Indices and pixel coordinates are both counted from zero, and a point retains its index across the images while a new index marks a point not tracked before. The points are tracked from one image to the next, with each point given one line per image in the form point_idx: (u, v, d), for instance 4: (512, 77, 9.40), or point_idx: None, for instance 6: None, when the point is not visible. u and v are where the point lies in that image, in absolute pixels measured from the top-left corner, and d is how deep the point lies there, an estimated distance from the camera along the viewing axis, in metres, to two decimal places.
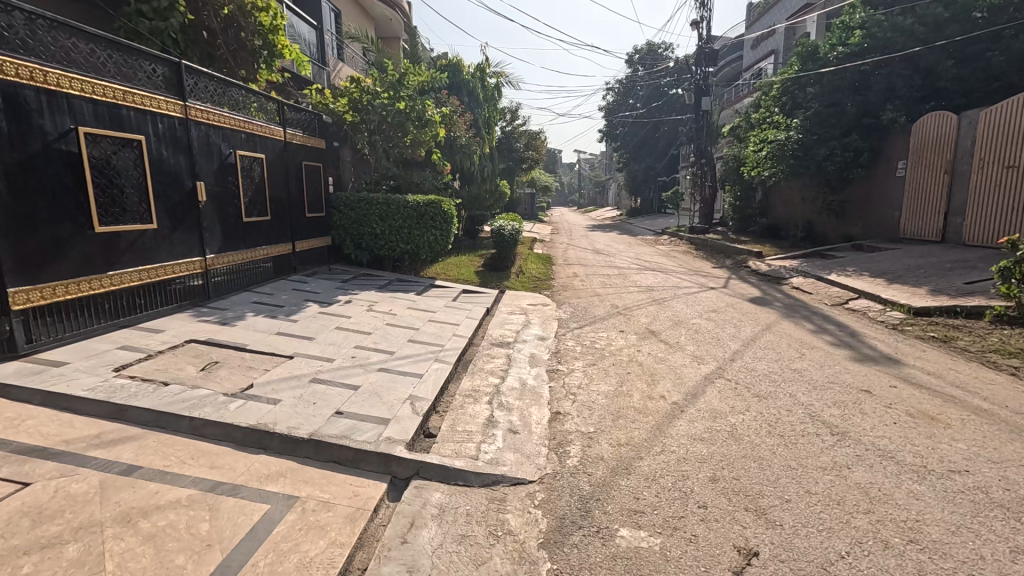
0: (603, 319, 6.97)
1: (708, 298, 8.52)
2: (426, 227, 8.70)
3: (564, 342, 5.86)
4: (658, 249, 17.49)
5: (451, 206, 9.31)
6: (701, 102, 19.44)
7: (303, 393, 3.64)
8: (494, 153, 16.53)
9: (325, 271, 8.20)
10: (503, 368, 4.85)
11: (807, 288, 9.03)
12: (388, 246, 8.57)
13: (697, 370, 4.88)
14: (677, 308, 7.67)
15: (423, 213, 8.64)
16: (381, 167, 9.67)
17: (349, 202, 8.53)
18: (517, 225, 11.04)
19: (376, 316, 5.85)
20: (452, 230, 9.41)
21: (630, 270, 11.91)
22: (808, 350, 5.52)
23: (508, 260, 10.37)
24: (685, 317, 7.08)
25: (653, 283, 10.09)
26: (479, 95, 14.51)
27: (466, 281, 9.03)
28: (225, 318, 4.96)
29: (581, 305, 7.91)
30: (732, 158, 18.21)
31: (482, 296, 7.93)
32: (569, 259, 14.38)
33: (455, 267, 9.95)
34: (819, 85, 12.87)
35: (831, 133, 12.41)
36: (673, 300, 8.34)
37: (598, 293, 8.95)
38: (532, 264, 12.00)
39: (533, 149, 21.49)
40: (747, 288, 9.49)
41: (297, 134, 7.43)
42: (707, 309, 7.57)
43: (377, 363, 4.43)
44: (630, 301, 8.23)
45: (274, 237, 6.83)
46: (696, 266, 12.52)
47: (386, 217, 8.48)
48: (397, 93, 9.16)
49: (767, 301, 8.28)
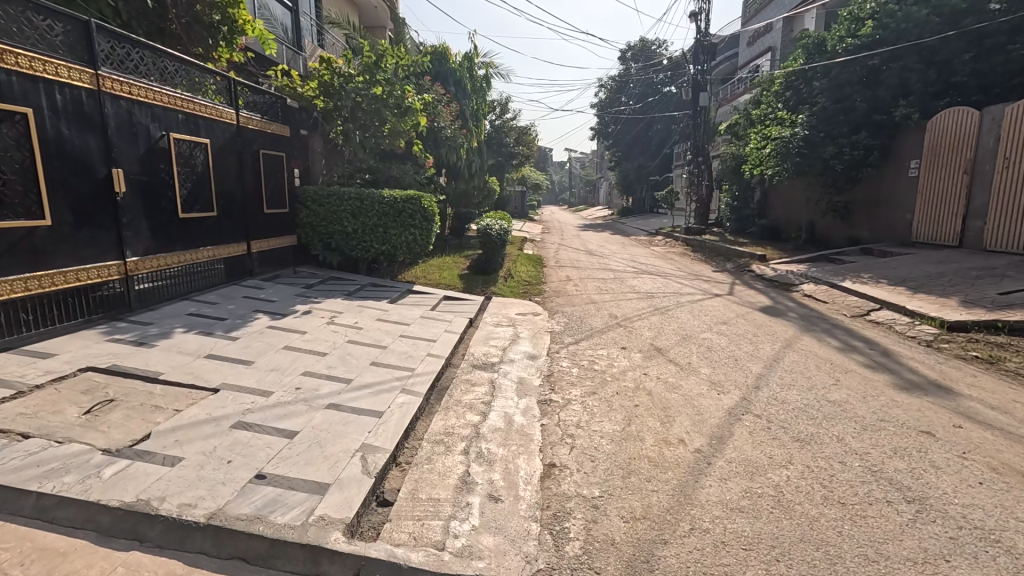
0: (601, 333, 6.16)
1: (715, 307, 7.74)
2: (404, 226, 7.86)
3: (558, 363, 5.03)
4: (653, 249, 16.74)
5: (433, 203, 8.47)
6: (698, 98, 18.69)
7: (216, 446, 2.74)
8: (483, 148, 15.67)
9: (289, 274, 7.27)
10: (485, 400, 4.00)
11: (820, 295, 8.30)
12: (360, 246, 7.68)
13: (717, 402, 4.08)
14: (682, 319, 6.87)
15: (400, 210, 7.80)
16: (357, 160, 8.75)
17: (316, 197, 7.59)
18: (505, 224, 10.19)
19: (337, 332, 4.95)
20: (434, 229, 8.52)
21: (626, 274, 11.12)
22: (841, 374, 4.75)
23: (495, 261, 9.51)
24: (693, 330, 6.28)
25: (652, 289, 9.30)
26: (467, 86, 13.60)
27: (449, 286, 8.16)
28: (144, 337, 4.04)
29: (575, 315, 7.09)
30: (730, 156, 17.51)
31: (466, 305, 7.08)
32: (561, 261, 13.56)
33: (438, 270, 9.07)
34: (826, 80, 12.16)
35: (839, 130, 11.71)
36: (676, 309, 7.55)
37: (594, 300, 8.13)
38: (521, 266, 11.18)
39: (524, 145, 20.62)
40: (754, 295, 8.74)
41: (255, 118, 6.49)
42: (716, 320, 6.79)
43: (327, 397, 3.54)
44: (629, 310, 7.43)
45: (223, 235, 5.92)
46: (696, 270, 11.78)
47: (358, 214, 7.57)
48: (373, 76, 8.24)
49: (780, 311, 7.53)
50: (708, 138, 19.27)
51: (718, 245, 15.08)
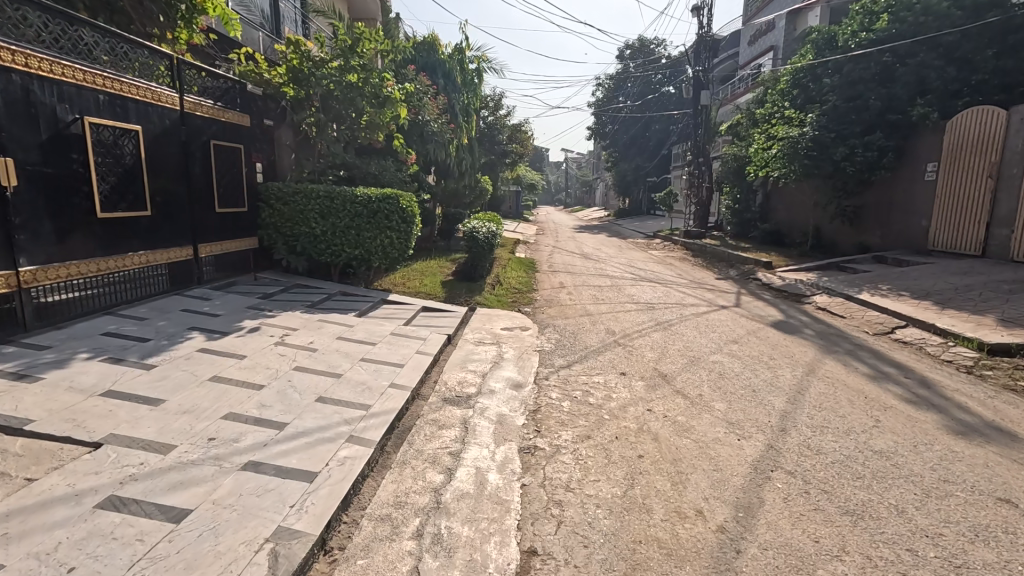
0: (597, 354, 5.41)
1: (723, 322, 7.01)
2: (379, 229, 7.12)
3: (546, 394, 4.27)
4: (651, 254, 16.02)
5: (413, 202, 7.70)
6: (699, 97, 18.00)
7: (60, 542, 1.96)
8: (474, 146, 14.92)
9: (247, 282, 6.47)
10: (454, 450, 3.23)
11: (837, 308, 7.59)
12: (330, 250, 6.90)
13: (738, 453, 3.33)
14: (688, 337, 6.14)
15: (375, 211, 7.04)
16: (331, 154, 7.98)
17: (280, 194, 6.78)
18: (494, 227, 9.43)
19: (284, 355, 4.17)
20: (414, 231, 7.74)
21: (624, 281, 10.39)
22: (879, 410, 4.03)
23: (482, 267, 8.74)
24: (701, 351, 5.54)
25: (652, 298, 8.59)
26: (457, 79, 12.83)
27: (429, 294, 7.38)
28: (29, 367, 3.26)
29: (568, 331, 6.34)
30: (732, 157, 16.82)
31: (446, 318, 6.31)
32: (555, 265, 12.80)
33: (419, 277, 8.29)
34: (837, 77, 11.48)
35: (851, 130, 11.03)
36: (680, 324, 6.82)
37: (589, 313, 7.38)
38: (511, 272, 10.41)
39: (518, 143, 19.87)
40: (763, 307, 8.03)
41: (205, 104, 5.68)
42: (725, 339, 6.05)
43: (246, 453, 2.75)
44: (628, 324, 6.68)
45: (161, 238, 5.14)
46: (698, 277, 11.06)
47: (328, 214, 6.81)
48: (348, 62, 7.48)
49: (793, 326, 6.82)
50: (709, 138, 18.61)
51: (719, 250, 14.37)
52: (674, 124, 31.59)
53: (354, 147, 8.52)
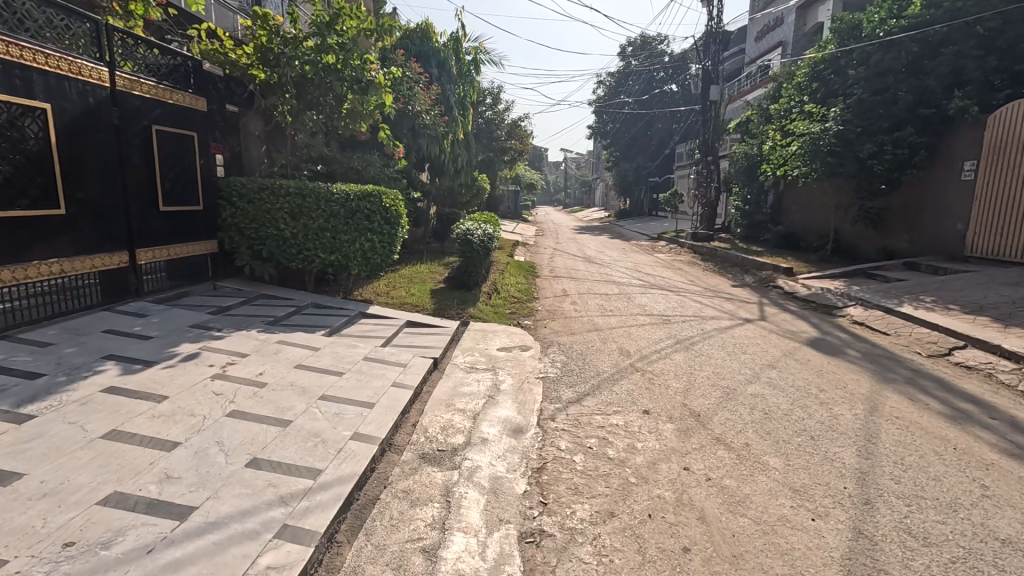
0: (613, 384, 4.52)
1: (751, 339, 6.13)
2: (358, 230, 6.27)
3: (553, 446, 3.37)
4: (657, 257, 15.13)
5: (398, 201, 6.82)
6: (708, 92, 17.09)
7: None
8: (470, 142, 14.02)
9: (201, 293, 5.54)
10: (429, 545, 2.33)
11: (877, 323, 6.73)
12: (301, 255, 6.00)
13: (819, 544, 2.43)
14: (715, 360, 5.26)
15: (353, 211, 6.18)
16: (306, 145, 7.11)
17: (243, 192, 5.84)
18: (491, 229, 8.53)
19: (218, 395, 3.26)
20: (399, 234, 6.84)
21: (632, 288, 9.48)
22: (980, 469, 3.15)
23: (477, 274, 7.84)
24: (735, 380, 4.66)
25: (665, 309, 7.71)
26: (452, 69, 11.94)
27: (416, 306, 6.47)
28: None
29: (575, 351, 5.46)
30: (742, 156, 15.95)
31: (433, 336, 5.41)
32: (556, 270, 11.92)
33: (407, 285, 7.39)
34: (863, 68, 10.62)
35: (878, 125, 10.18)
36: (704, 342, 5.93)
37: (597, 328, 6.49)
38: (509, 278, 9.52)
39: (517, 140, 18.98)
40: (793, 321, 7.16)
41: (145, 83, 4.77)
42: (759, 363, 5.19)
43: (114, 568, 1.85)
44: (644, 344, 5.79)
45: (83, 242, 4.24)
46: (712, 284, 10.17)
47: (299, 214, 5.91)
48: (324, 41, 6.51)
49: (833, 346, 5.94)
50: (718, 136, 17.73)
51: (731, 253, 13.49)
52: (677, 123, 30.76)
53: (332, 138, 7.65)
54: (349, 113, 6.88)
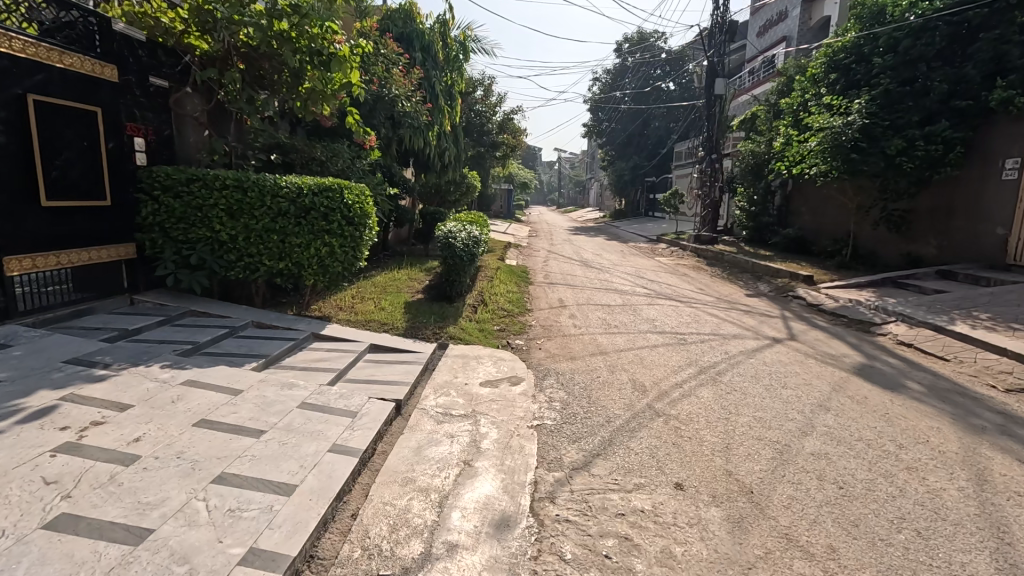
0: (630, 438, 3.44)
1: (787, 366, 5.10)
2: (315, 232, 5.14)
3: (554, 554, 2.30)
4: (659, 261, 14.10)
5: (365, 197, 5.71)
6: (713, 86, 15.91)
7: None
8: (457, 136, 12.92)
9: (108, 313, 4.43)
10: None
11: (930, 345, 5.72)
12: (241, 263, 4.94)
13: None
14: (753, 399, 4.22)
15: (307, 209, 5.07)
16: (255, 132, 5.96)
17: (167, 184, 4.72)
18: (478, 231, 7.44)
19: (49, 485, 2.16)
20: (367, 237, 5.73)
21: (637, 298, 8.43)
22: None
23: (460, 284, 6.72)
24: (787, 430, 3.62)
25: (678, 325, 6.67)
26: (438, 53, 10.87)
27: (384, 324, 5.36)
28: None
29: (577, 386, 4.38)
30: (749, 155, 14.96)
31: (400, 368, 4.32)
32: (551, 275, 10.86)
33: (378, 298, 6.27)
34: (891, 55, 9.68)
35: (907, 119, 9.28)
36: (732, 371, 4.90)
37: (602, 352, 5.42)
38: (499, 285, 8.44)
39: (510, 134, 17.91)
40: (828, 342, 6.14)
41: (17, 39, 3.73)
42: (807, 402, 4.15)
43: None
44: (661, 374, 4.74)
45: None
46: (724, 293, 9.15)
47: (238, 212, 4.81)
48: (274, 3, 5.33)
49: (886, 376, 4.93)
50: (722, 133, 16.69)
51: (740, 259, 12.48)
52: (675, 122, 29.86)
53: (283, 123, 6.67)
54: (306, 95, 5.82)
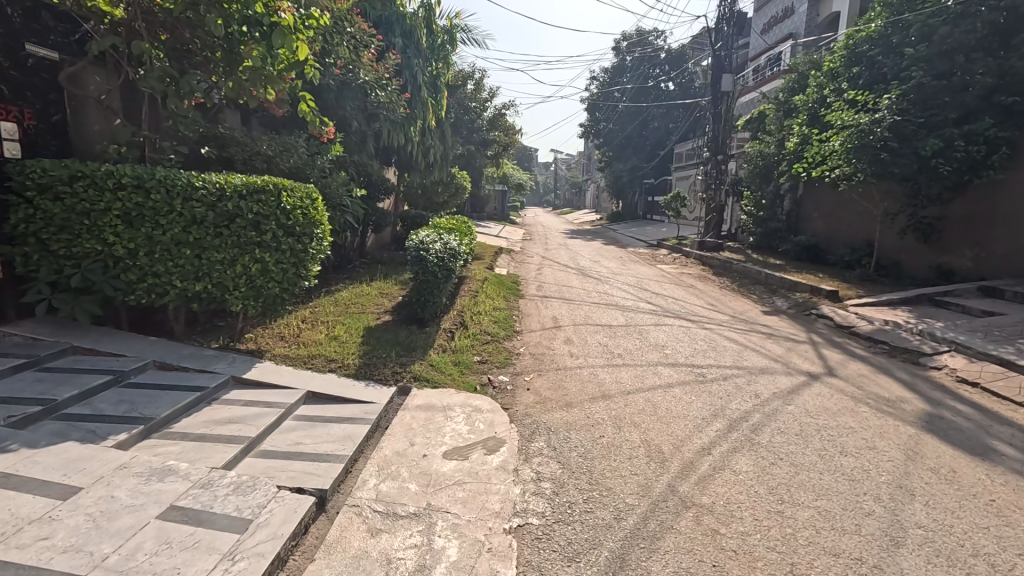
0: (650, 557, 2.38)
1: (837, 418, 4.06)
2: (243, 245, 4.07)
3: None
4: (662, 269, 13.12)
5: (314, 201, 4.62)
6: (720, 82, 14.85)
7: None
8: (443, 132, 11.81)
9: None
10: None
11: (1004, 387, 4.68)
12: (143, 286, 3.85)
13: None
14: (809, 475, 3.16)
15: (231, 215, 3.99)
16: (169, 116, 4.68)
17: (44, 182, 3.60)
18: (457, 239, 6.35)
19: None
20: (315, 250, 4.64)
21: (642, 317, 7.39)
22: None
23: (436, 305, 5.62)
24: (867, 535, 2.57)
25: (693, 355, 5.61)
26: (420, 40, 9.74)
27: (332, 360, 4.27)
28: None
29: (574, 457, 3.32)
30: (758, 156, 13.99)
31: (338, 432, 3.22)
32: (544, 286, 9.77)
33: (334, 324, 5.18)
34: (925, 45, 8.69)
35: (943, 115, 8.30)
36: (771, 426, 3.85)
37: (605, 397, 4.35)
38: (484, 300, 7.36)
39: (502, 130, 16.88)
40: (875, 379, 5.10)
41: None
42: (880, 481, 3.11)
43: None
44: (682, 433, 3.69)
45: None
46: (738, 310, 8.13)
47: (136, 220, 3.71)
48: None
49: (964, 432, 3.89)
50: (728, 133, 15.63)
51: (751, 268, 11.48)
52: (675, 122, 28.81)
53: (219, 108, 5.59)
54: (249, 77, 4.81)
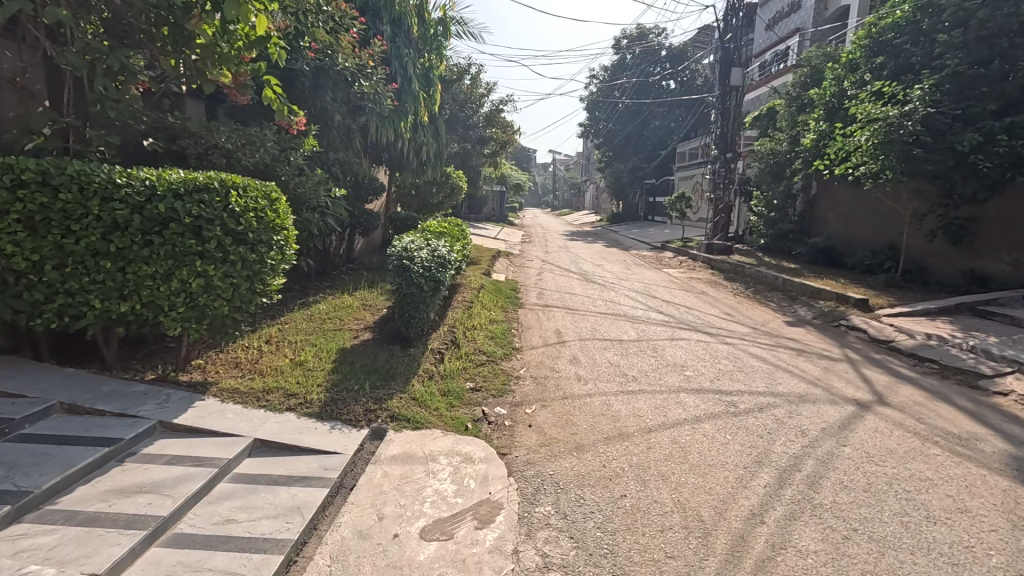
0: None
1: (908, 465, 3.33)
2: (179, 255, 3.27)
3: None
4: (670, 274, 12.40)
5: (275, 203, 3.82)
6: (728, 76, 14.14)
7: None
8: (437, 129, 11.06)
9: None
10: None
11: None
12: (55, 307, 3.11)
13: None
14: (898, 558, 2.42)
15: (165, 220, 3.23)
16: (96, 99, 3.83)
17: None
18: (448, 244, 5.60)
19: None
20: (276, 261, 3.84)
21: (654, 330, 6.67)
22: None
23: (422, 322, 4.86)
24: None
25: (718, 379, 4.88)
26: (411, 28, 9.00)
27: (293, 395, 3.52)
28: None
29: (590, 530, 2.58)
30: (768, 154, 13.21)
31: (284, 503, 2.48)
32: (545, 294, 9.03)
33: (302, 346, 4.43)
34: (960, 32, 7.98)
35: (983, 106, 7.60)
36: (831, 478, 3.12)
37: (622, 437, 3.61)
38: (480, 312, 6.61)
39: (500, 127, 16.16)
40: (935, 407, 4.37)
41: None
42: (994, 568, 2.37)
43: None
44: (724, 491, 2.95)
45: None
46: (759, 321, 7.41)
47: (40, 226, 2.98)
48: None
49: None
50: (737, 130, 14.91)
51: (765, 273, 10.77)
52: (677, 121, 28.10)
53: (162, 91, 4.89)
54: (202, 56, 4.11)
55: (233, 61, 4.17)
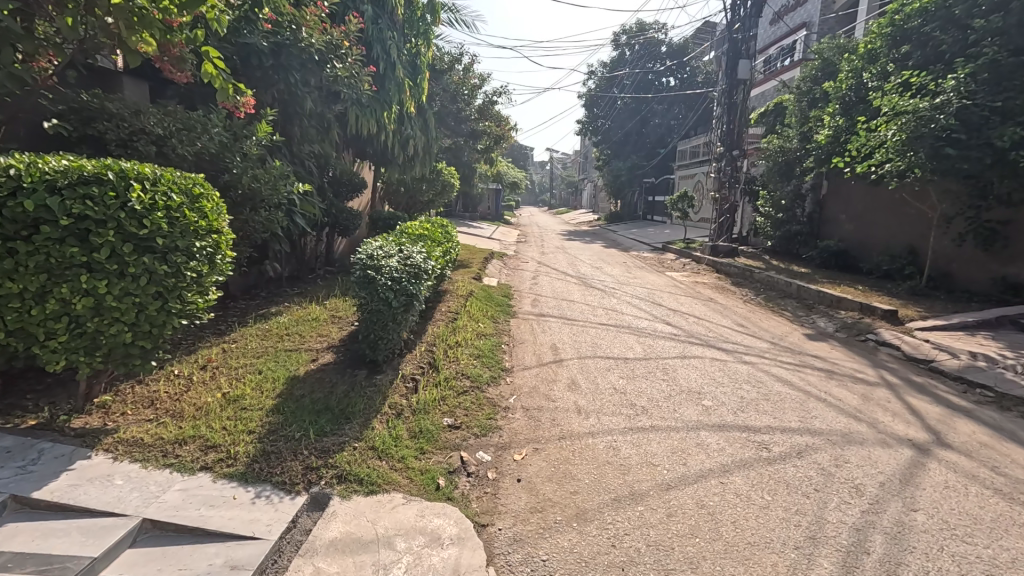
0: None
1: (1003, 542, 2.59)
2: (56, 268, 2.49)
3: None
4: (674, 277, 11.67)
5: (196, 202, 3.05)
6: (736, 68, 13.37)
7: None
8: (425, 121, 10.25)
9: None
10: None
11: None
12: None
13: None
14: None
15: (34, 221, 2.44)
16: None
17: None
18: (425, 247, 4.82)
19: None
20: (200, 274, 3.06)
21: (663, 345, 5.91)
22: None
23: (392, 341, 4.07)
24: None
25: (743, 412, 4.12)
26: (394, 7, 8.19)
27: (215, 447, 2.74)
28: None
29: None
30: (777, 151, 12.46)
31: None
32: (540, 300, 8.27)
33: (244, 374, 3.65)
34: (1001, 15, 7.20)
35: None
36: (912, 567, 2.37)
37: (635, 498, 2.86)
38: (465, 323, 5.83)
39: (494, 121, 15.37)
40: (1005, 451, 3.64)
41: None
42: None
43: None
44: None
45: None
46: (778, 335, 6.67)
47: None
48: None
49: None
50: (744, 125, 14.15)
51: (776, 278, 10.05)
52: (677, 117, 27.35)
53: (74, 63, 4.05)
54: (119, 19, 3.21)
55: (157, 27, 3.32)
